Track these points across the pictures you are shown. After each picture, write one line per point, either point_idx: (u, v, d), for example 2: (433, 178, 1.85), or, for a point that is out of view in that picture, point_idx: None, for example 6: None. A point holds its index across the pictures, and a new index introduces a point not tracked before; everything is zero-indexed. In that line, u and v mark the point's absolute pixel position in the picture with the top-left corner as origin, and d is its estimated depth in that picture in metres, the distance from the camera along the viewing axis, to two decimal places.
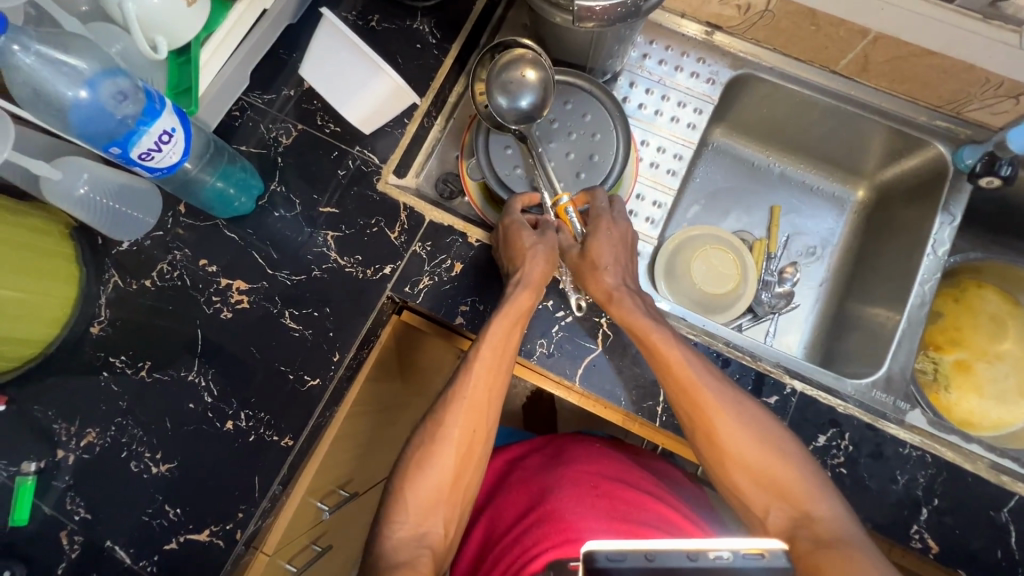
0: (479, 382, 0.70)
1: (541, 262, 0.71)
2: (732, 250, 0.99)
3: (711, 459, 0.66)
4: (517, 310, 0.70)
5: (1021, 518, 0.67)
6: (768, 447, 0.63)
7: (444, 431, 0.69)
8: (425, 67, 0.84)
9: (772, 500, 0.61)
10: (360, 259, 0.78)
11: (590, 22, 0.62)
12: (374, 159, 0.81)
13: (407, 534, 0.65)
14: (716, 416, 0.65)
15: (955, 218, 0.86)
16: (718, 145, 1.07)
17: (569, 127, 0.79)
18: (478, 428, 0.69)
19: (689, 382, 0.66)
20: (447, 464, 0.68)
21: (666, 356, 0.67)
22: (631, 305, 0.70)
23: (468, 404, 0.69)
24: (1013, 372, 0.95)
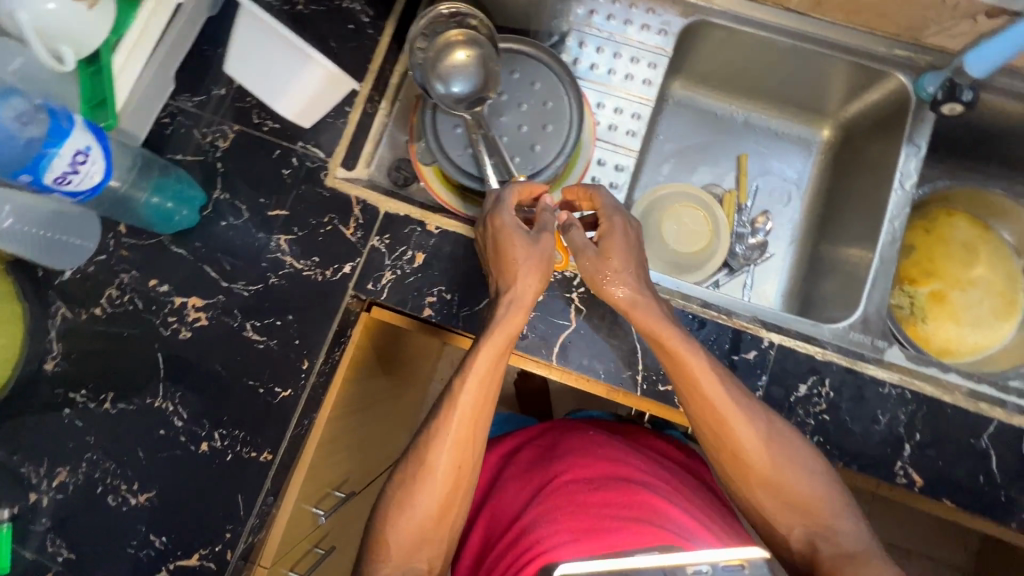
0: (464, 413, 0.65)
1: (533, 278, 0.65)
2: (700, 204, 0.97)
3: (731, 472, 0.64)
4: (506, 334, 0.65)
5: (1000, 443, 0.69)
6: (789, 463, 0.62)
7: (430, 464, 0.65)
8: (361, 48, 0.79)
9: (792, 516, 0.62)
10: (317, 261, 0.74)
11: None
12: (318, 154, 0.77)
13: (393, 569, 0.64)
14: (741, 432, 0.62)
15: (921, 149, 0.84)
16: (678, 99, 1.04)
17: (518, 97, 0.75)
18: (465, 462, 0.65)
19: (709, 394, 0.63)
20: (434, 499, 0.64)
21: (687, 364, 0.63)
22: (654, 309, 0.65)
23: (455, 438, 0.65)
24: (985, 297, 0.96)
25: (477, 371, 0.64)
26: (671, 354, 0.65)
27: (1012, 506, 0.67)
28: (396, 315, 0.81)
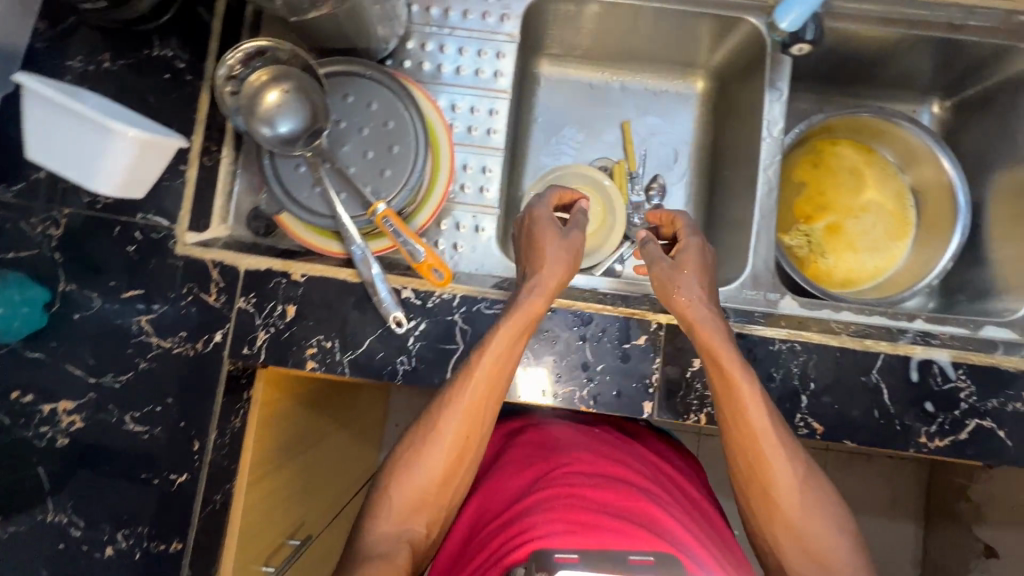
0: (476, 393, 0.65)
1: (561, 267, 0.68)
2: (591, 185, 0.96)
3: (754, 501, 0.64)
4: (525, 318, 0.66)
5: (890, 375, 0.70)
6: (801, 500, 0.63)
7: (437, 432, 0.66)
8: (184, 98, 0.73)
9: (787, 540, 0.63)
10: (185, 335, 0.71)
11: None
12: (163, 222, 0.72)
13: (390, 528, 0.65)
14: (774, 465, 0.63)
15: (782, 93, 0.83)
16: (549, 77, 1.00)
17: (356, 122, 0.70)
18: (468, 435, 0.66)
19: (751, 422, 0.63)
20: (436, 467, 0.66)
21: (737, 390, 0.63)
22: (723, 338, 0.64)
23: (464, 414, 0.66)
24: (878, 220, 0.98)
25: (494, 350, 0.65)
26: (725, 379, 0.64)
27: (908, 433, 0.70)
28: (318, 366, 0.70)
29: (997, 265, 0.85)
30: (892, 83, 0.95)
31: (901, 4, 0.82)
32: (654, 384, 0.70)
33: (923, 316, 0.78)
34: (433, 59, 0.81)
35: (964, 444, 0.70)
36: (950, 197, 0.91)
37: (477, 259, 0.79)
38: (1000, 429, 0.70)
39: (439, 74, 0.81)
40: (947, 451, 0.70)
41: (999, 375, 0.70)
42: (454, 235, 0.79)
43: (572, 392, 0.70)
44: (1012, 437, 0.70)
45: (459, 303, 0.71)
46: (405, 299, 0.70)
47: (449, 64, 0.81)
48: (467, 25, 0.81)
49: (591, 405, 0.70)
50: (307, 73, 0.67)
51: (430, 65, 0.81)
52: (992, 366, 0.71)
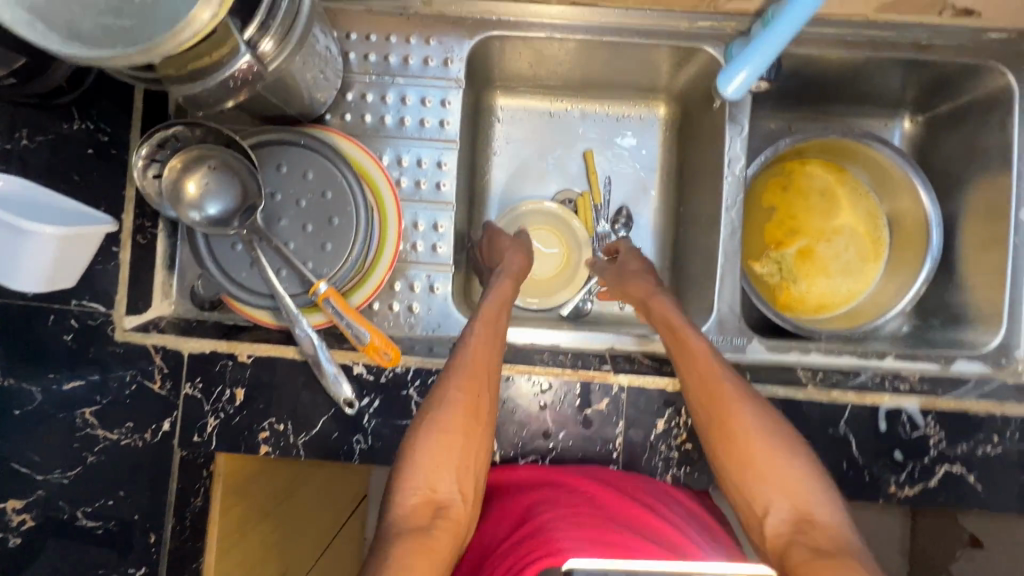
0: (480, 348, 0.67)
1: (519, 254, 0.82)
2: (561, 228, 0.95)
3: (731, 453, 0.61)
4: (501, 297, 0.74)
5: (857, 425, 0.69)
6: (775, 445, 0.60)
7: (447, 391, 0.63)
8: (110, 175, 0.69)
9: (770, 488, 0.58)
10: (132, 426, 0.68)
11: (264, 44, 0.53)
12: (99, 308, 0.68)
13: (420, 499, 0.57)
14: (738, 412, 0.62)
15: (744, 128, 0.79)
16: (505, 109, 0.95)
17: (292, 193, 0.67)
18: (481, 392, 0.63)
19: (707, 365, 0.66)
20: (455, 424, 0.61)
21: (689, 344, 0.68)
22: (667, 306, 0.75)
23: (471, 370, 0.65)
24: (851, 242, 0.95)
25: (484, 319, 0.70)
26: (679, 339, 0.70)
27: (877, 483, 0.69)
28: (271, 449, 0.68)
29: (969, 291, 0.83)
30: (861, 101, 0.91)
31: (866, 25, 0.77)
32: (618, 447, 0.69)
33: (893, 354, 0.77)
34: (375, 110, 0.77)
35: (933, 491, 0.69)
36: (925, 234, 0.88)
37: (433, 320, 0.76)
38: (970, 475, 0.69)
39: (382, 126, 0.77)
40: (916, 499, 0.69)
41: (968, 420, 0.69)
42: (408, 296, 0.76)
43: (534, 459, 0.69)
44: (982, 482, 0.69)
45: (414, 377, 0.68)
46: (357, 375, 0.68)
47: (392, 114, 0.77)
48: (408, 71, 0.77)
49: None
50: (231, 148, 0.63)
51: (372, 117, 0.77)
52: (960, 411, 0.69)
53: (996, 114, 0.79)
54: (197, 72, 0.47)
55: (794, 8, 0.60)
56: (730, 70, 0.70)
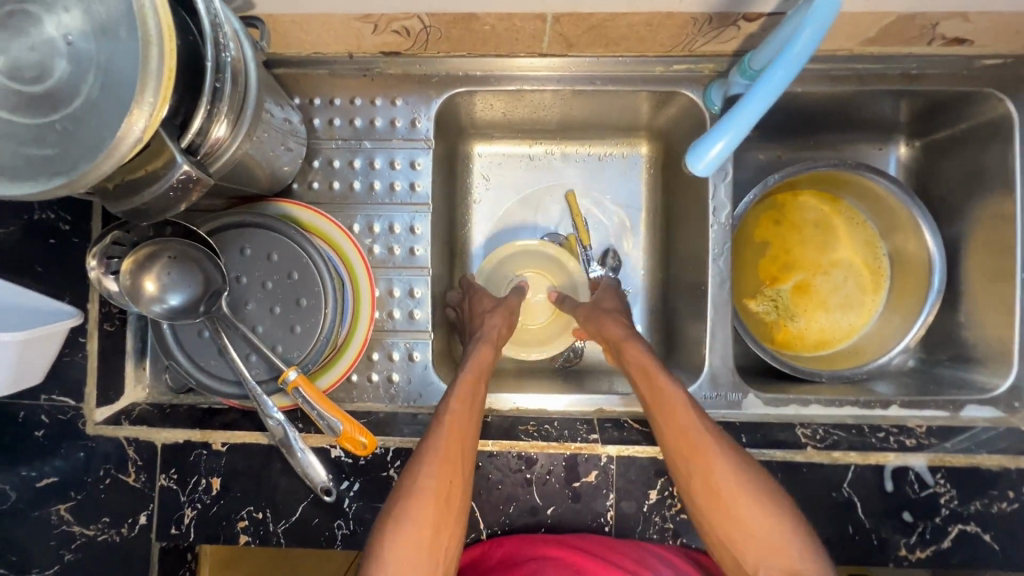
0: (452, 427, 0.63)
1: (499, 318, 0.79)
2: (545, 259, 0.89)
3: (712, 512, 0.58)
4: (479, 364, 0.72)
5: (862, 487, 0.65)
6: (751, 493, 0.58)
7: (418, 477, 0.59)
8: (74, 265, 0.67)
9: (758, 553, 0.55)
10: (108, 521, 0.66)
11: (218, 126, 0.52)
12: (70, 402, 0.67)
13: None
14: (713, 461, 0.60)
15: (727, 172, 0.76)
16: (483, 155, 0.93)
17: (258, 276, 0.65)
18: (455, 475, 0.60)
19: (681, 421, 0.62)
20: (426, 515, 0.57)
21: (662, 388, 0.65)
22: (642, 350, 0.71)
23: (443, 449, 0.61)
24: (849, 275, 0.91)
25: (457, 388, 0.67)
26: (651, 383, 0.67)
27: (886, 547, 0.65)
28: (251, 538, 0.66)
29: (979, 326, 0.79)
30: (852, 129, 0.86)
31: (850, 59, 0.73)
32: (610, 520, 0.66)
33: (898, 403, 0.73)
34: (343, 176, 0.75)
35: (947, 552, 0.65)
36: (926, 277, 0.83)
37: (414, 390, 0.74)
38: (986, 533, 0.65)
39: (351, 192, 0.75)
40: (930, 561, 0.65)
41: (980, 475, 0.65)
42: (387, 366, 0.74)
43: None
44: (999, 540, 0.65)
45: (394, 458, 0.66)
46: (336, 458, 0.66)
47: (361, 180, 0.75)
48: (375, 134, 0.75)
49: None
50: (185, 237, 0.61)
51: (340, 183, 0.75)
52: (970, 465, 0.65)
53: (994, 142, 0.75)
54: (134, 182, 0.45)
55: (773, 73, 0.54)
56: (707, 140, 0.59)
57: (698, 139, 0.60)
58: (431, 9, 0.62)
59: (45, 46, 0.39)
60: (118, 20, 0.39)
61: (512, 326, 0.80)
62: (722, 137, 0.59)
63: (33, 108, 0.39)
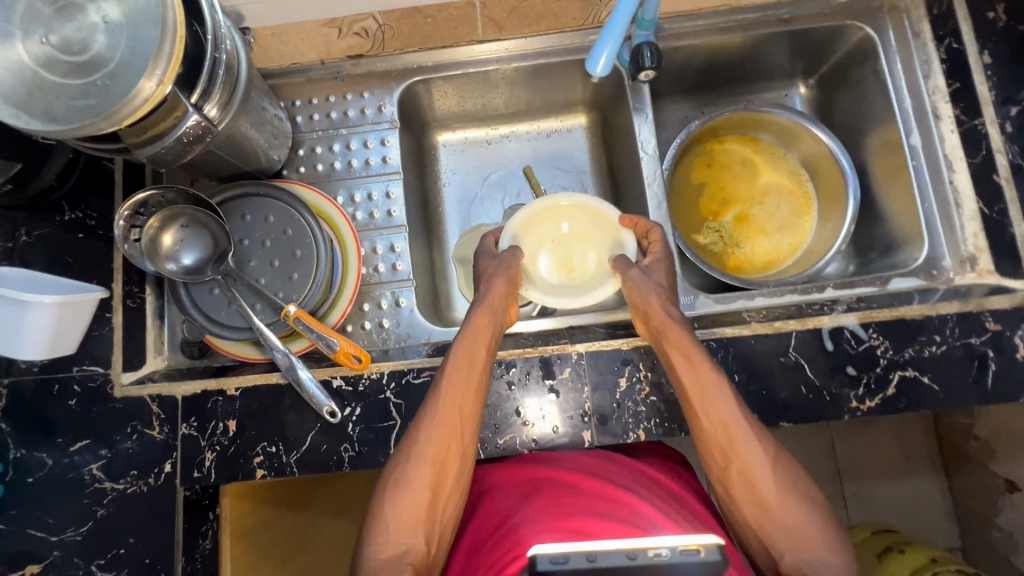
0: (449, 398, 0.67)
1: (502, 282, 0.75)
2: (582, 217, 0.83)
3: (738, 493, 0.65)
4: (479, 333, 0.71)
5: (805, 350, 0.73)
6: (781, 482, 0.63)
7: (421, 448, 0.65)
8: (99, 253, 0.78)
9: (782, 534, 0.62)
10: (137, 473, 0.73)
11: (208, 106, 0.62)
12: (99, 369, 0.75)
13: (390, 552, 0.61)
14: (748, 454, 0.64)
15: (648, 115, 0.89)
16: (448, 144, 1.04)
17: (258, 236, 0.76)
18: (453, 444, 0.66)
19: (720, 412, 0.66)
20: (421, 477, 0.64)
21: (702, 375, 0.67)
22: (678, 327, 0.70)
23: (442, 421, 0.66)
24: (781, 201, 1.02)
25: (456, 361, 0.69)
26: (690, 364, 0.68)
27: (838, 401, 0.72)
28: (266, 471, 0.72)
29: (892, 218, 0.89)
30: (756, 78, 1.01)
31: (732, 12, 0.89)
32: (589, 412, 0.73)
33: (832, 284, 0.82)
34: (325, 160, 0.88)
35: (893, 399, 0.72)
36: (836, 163, 0.95)
37: (403, 331, 0.82)
38: (924, 377, 0.72)
39: (333, 171, 0.87)
40: (879, 409, 0.72)
41: (906, 326, 0.73)
42: (378, 313, 0.83)
43: (512, 438, 0.73)
44: (937, 381, 0.72)
45: (389, 381, 0.74)
46: (337, 389, 0.74)
47: (340, 160, 0.88)
48: (349, 122, 0.88)
49: (533, 446, 0.73)
50: (189, 206, 0.72)
51: (322, 165, 0.88)
52: (897, 318, 0.74)
53: (867, 62, 0.89)
54: (159, 132, 0.58)
55: None
56: (595, 51, 0.74)
57: (590, 51, 0.74)
58: None
59: (89, 26, 0.52)
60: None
61: (514, 284, 0.75)
62: (603, 48, 0.73)
63: (82, 73, 0.52)
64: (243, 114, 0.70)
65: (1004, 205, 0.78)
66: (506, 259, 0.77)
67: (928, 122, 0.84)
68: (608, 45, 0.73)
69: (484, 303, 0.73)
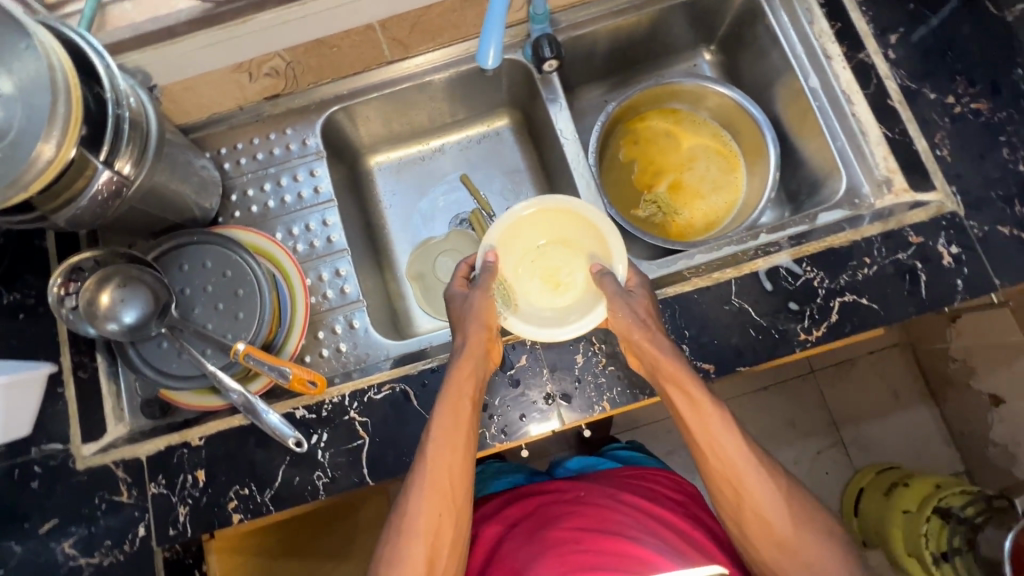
0: (437, 463, 0.65)
1: (478, 329, 0.72)
2: (564, 231, 0.82)
3: (751, 530, 0.66)
4: (459, 390, 0.69)
5: (747, 295, 0.76)
6: (794, 518, 0.65)
7: (414, 520, 0.63)
8: (40, 330, 0.77)
9: (798, 567, 0.64)
10: (110, 543, 0.71)
11: (121, 165, 0.62)
12: (58, 446, 0.74)
13: None
14: (756, 492, 0.66)
15: (562, 103, 0.93)
16: (381, 167, 1.06)
17: (198, 283, 0.76)
18: (445, 511, 0.64)
19: (727, 447, 0.67)
20: (415, 554, 0.62)
21: (702, 409, 0.67)
22: (670, 357, 0.69)
23: (433, 487, 0.65)
24: (709, 163, 1.06)
25: (442, 425, 0.67)
26: (684, 395, 0.68)
27: (788, 337, 0.74)
28: (243, 513, 0.71)
29: (810, 159, 0.93)
30: (662, 55, 1.05)
31: None
32: (551, 393, 0.75)
33: (765, 231, 0.82)
34: (259, 200, 0.89)
35: (838, 324, 0.74)
36: (749, 115, 0.98)
37: (361, 352, 0.82)
38: (863, 298, 0.75)
39: (268, 211, 0.88)
40: (828, 337, 0.74)
41: (836, 254, 0.77)
42: (333, 339, 0.83)
43: (481, 434, 0.74)
44: (876, 300, 0.75)
45: (352, 401, 0.74)
46: (300, 418, 0.74)
47: (274, 198, 0.89)
48: (277, 160, 0.90)
49: (503, 438, 0.74)
50: (121, 268, 0.71)
51: (257, 206, 0.89)
52: (826, 248, 0.77)
53: (756, 19, 0.94)
54: (71, 195, 0.59)
55: None
56: (483, 46, 0.69)
57: (478, 46, 0.70)
58: (285, 45, 0.80)
59: None
60: (27, 67, 0.54)
61: (490, 332, 0.73)
62: (492, 41, 0.69)
63: None
64: (161, 166, 0.71)
65: (903, 126, 0.82)
66: (480, 297, 0.74)
67: (821, 63, 0.88)
68: (496, 36, 0.69)
69: (462, 353, 0.71)
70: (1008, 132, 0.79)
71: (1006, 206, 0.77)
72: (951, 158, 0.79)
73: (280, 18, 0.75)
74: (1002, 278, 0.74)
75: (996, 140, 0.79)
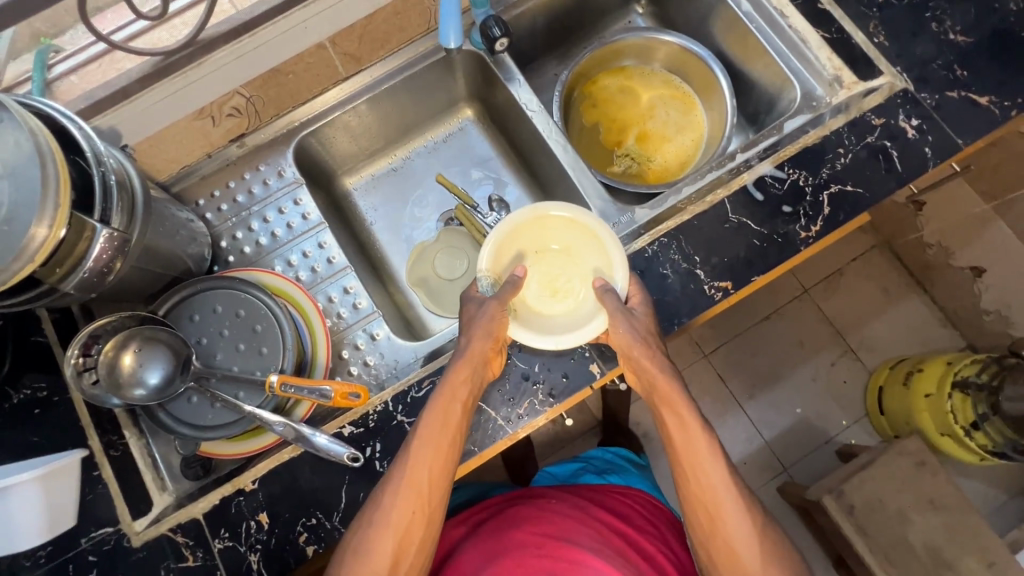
0: (418, 463, 0.67)
1: (483, 335, 0.73)
2: (569, 236, 0.82)
3: (716, 553, 0.70)
4: (456, 401, 0.70)
5: (742, 209, 0.79)
6: (761, 553, 0.69)
7: (387, 515, 0.66)
8: (60, 419, 0.74)
9: None
10: None
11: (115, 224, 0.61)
12: (108, 529, 0.71)
13: None
14: (729, 523, 0.70)
15: (520, 80, 0.95)
16: (359, 186, 1.06)
17: (213, 329, 0.75)
18: (418, 510, 0.67)
19: (712, 472, 0.71)
20: (381, 550, 0.65)
21: (687, 421, 0.73)
22: (664, 374, 0.73)
23: (410, 483, 0.67)
24: (668, 108, 1.10)
25: (430, 427, 0.69)
26: (672, 408, 0.74)
27: (790, 239, 0.78)
28: (316, 542, 0.70)
29: (761, 78, 0.98)
30: (598, 18, 1.09)
31: None
32: (587, 347, 0.78)
33: (739, 149, 0.84)
34: (250, 241, 0.88)
35: (833, 215, 0.78)
36: (694, 54, 1.03)
37: (390, 360, 0.82)
38: (848, 186, 0.79)
39: (261, 249, 0.88)
40: (827, 229, 0.78)
41: (812, 152, 0.81)
42: (359, 354, 0.83)
43: (530, 404, 0.76)
44: (859, 185, 0.79)
45: (398, 405, 0.74)
46: (350, 435, 0.73)
47: (264, 235, 0.88)
48: (257, 199, 0.90)
49: (553, 401, 0.76)
50: (131, 334, 0.69)
51: (249, 247, 0.88)
52: (801, 149, 0.81)
53: None
54: (75, 261, 0.58)
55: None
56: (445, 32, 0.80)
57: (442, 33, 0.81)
58: (242, 81, 0.81)
59: None
60: (7, 140, 0.53)
61: (496, 341, 0.73)
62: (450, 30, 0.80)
63: None
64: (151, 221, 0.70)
65: (838, 24, 0.87)
66: (490, 308, 0.74)
67: None
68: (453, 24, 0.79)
69: (461, 358, 0.72)
70: (931, 7, 0.85)
71: (949, 72, 0.82)
72: (888, 43, 0.85)
73: (233, 54, 0.75)
74: (963, 138, 0.80)
75: (923, 17, 0.85)
